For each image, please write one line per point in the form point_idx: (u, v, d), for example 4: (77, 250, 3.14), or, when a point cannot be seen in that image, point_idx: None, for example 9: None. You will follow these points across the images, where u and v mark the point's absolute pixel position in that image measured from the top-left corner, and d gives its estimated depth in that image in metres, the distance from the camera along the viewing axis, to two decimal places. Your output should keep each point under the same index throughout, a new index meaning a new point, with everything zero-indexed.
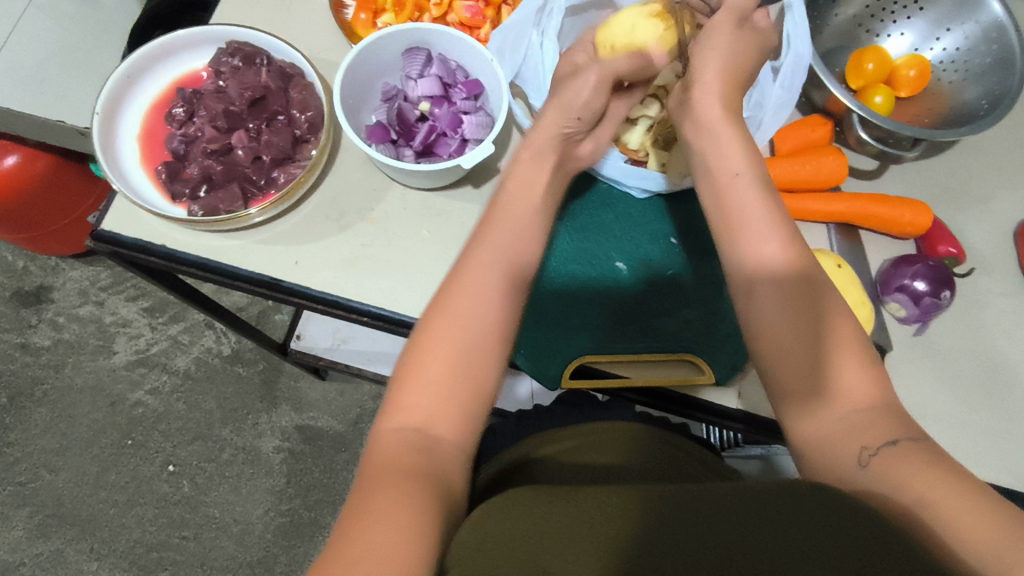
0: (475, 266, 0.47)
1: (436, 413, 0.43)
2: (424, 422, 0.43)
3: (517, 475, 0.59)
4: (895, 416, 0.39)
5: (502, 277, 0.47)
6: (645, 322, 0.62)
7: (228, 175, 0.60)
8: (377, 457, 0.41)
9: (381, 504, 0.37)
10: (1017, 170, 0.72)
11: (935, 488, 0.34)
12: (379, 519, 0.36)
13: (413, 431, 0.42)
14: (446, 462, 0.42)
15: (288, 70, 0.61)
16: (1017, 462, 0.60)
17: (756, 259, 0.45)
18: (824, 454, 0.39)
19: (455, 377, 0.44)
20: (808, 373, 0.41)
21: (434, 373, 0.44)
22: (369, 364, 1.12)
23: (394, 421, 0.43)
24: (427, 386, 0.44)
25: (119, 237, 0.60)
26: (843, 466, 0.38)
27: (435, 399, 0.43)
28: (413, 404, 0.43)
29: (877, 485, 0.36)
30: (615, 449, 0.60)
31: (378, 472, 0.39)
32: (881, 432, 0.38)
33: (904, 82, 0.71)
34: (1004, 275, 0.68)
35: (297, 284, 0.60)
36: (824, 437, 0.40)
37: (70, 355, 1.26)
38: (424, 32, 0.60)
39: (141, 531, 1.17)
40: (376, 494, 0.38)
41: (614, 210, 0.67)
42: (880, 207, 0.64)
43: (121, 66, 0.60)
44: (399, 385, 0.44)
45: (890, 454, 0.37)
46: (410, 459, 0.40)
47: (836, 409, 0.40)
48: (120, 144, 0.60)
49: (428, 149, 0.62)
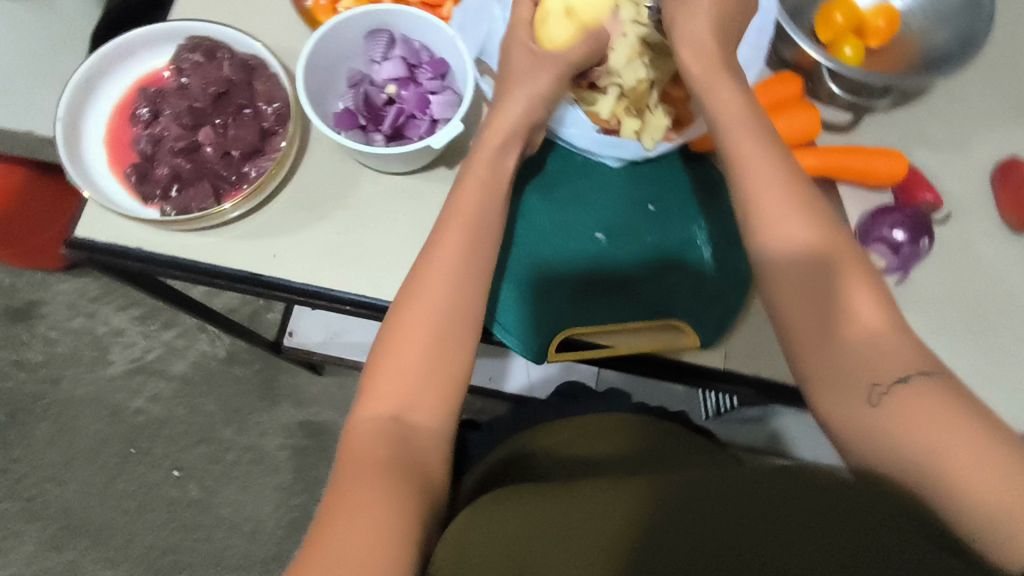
0: (446, 243, 0.48)
1: (412, 401, 0.44)
2: (399, 410, 0.44)
3: (514, 465, 0.61)
4: (912, 346, 0.42)
5: (468, 274, 0.48)
6: (629, 287, 0.62)
7: (198, 173, 0.59)
8: (349, 447, 0.42)
9: (361, 500, 0.38)
10: (992, 112, 0.71)
11: (947, 437, 0.37)
12: (362, 522, 0.37)
13: (386, 419, 0.43)
14: (421, 453, 0.43)
15: (249, 62, 0.60)
16: (1003, 402, 0.61)
17: (761, 214, 0.45)
18: (829, 393, 0.42)
19: (433, 363, 0.45)
20: (817, 327, 0.43)
21: (411, 358, 0.45)
22: (364, 355, 1.13)
23: (370, 408, 0.44)
24: (399, 375, 0.44)
25: (91, 243, 0.60)
26: (854, 407, 0.41)
27: (408, 387, 0.44)
28: (391, 392, 0.44)
29: (888, 423, 0.39)
30: (606, 447, 0.62)
31: (355, 464, 0.41)
32: (898, 365, 0.41)
33: (874, 32, 0.70)
34: (983, 217, 0.68)
35: (277, 277, 0.60)
36: (840, 358, 0.42)
37: (67, 369, 1.26)
38: (386, 14, 0.59)
39: (152, 536, 1.18)
40: (354, 489, 0.39)
41: (589, 180, 0.66)
42: (856, 158, 0.64)
43: (80, 69, 0.59)
44: (372, 374, 0.45)
45: (906, 392, 0.39)
46: (385, 451, 0.41)
47: (843, 341, 0.42)
48: (87, 151, 0.59)
49: (397, 133, 0.61)
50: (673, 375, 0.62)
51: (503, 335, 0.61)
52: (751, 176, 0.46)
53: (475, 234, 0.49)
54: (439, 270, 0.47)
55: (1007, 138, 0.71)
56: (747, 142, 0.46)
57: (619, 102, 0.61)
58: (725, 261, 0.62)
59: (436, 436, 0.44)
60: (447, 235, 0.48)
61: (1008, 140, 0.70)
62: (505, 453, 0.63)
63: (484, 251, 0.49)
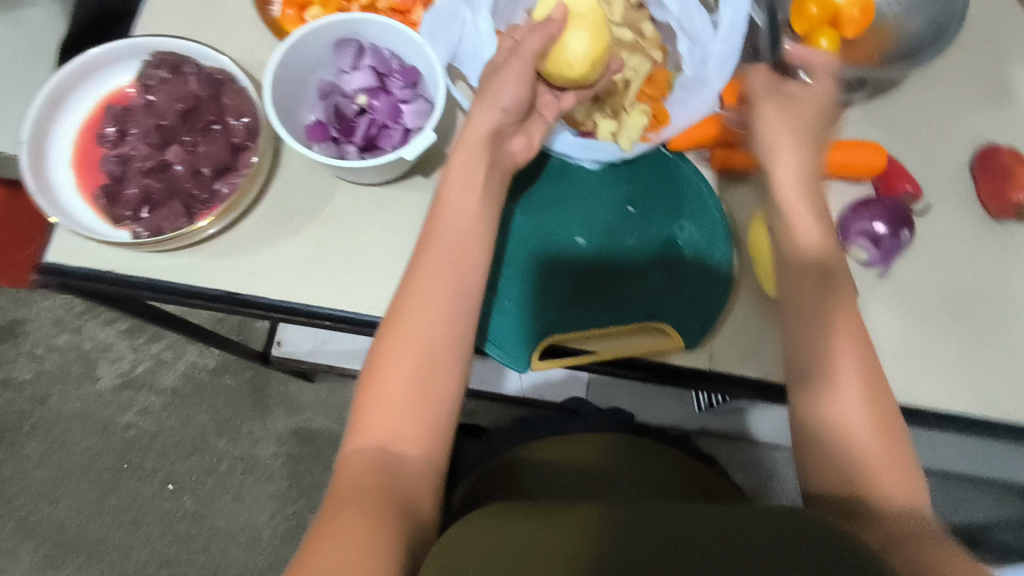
0: (433, 260, 0.47)
1: (398, 431, 0.43)
2: (386, 440, 0.43)
3: (506, 479, 0.61)
4: (905, 473, 0.44)
5: (452, 296, 0.47)
6: (611, 289, 0.62)
7: (169, 192, 0.57)
8: (339, 480, 0.41)
9: (339, 527, 0.37)
10: (969, 99, 0.71)
11: (934, 549, 0.38)
12: (342, 554, 0.36)
13: (374, 450, 0.42)
14: (408, 483, 0.42)
15: (216, 76, 0.59)
16: (987, 390, 0.61)
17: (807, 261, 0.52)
18: (825, 476, 0.45)
19: (418, 388, 0.44)
20: (832, 416, 0.46)
21: (396, 385, 0.44)
22: (352, 362, 1.11)
23: (359, 440, 0.43)
24: (388, 404, 0.43)
25: (63, 267, 0.58)
26: (847, 492, 0.44)
27: (396, 415, 0.43)
28: (378, 421, 0.43)
29: (877, 521, 0.41)
30: (590, 464, 0.62)
31: (342, 495, 0.40)
32: (892, 487, 0.43)
33: (850, 22, 0.68)
34: (965, 204, 0.68)
35: (254, 295, 0.59)
36: (847, 448, 0.45)
37: (54, 386, 1.24)
38: (353, 22, 0.58)
39: (149, 550, 1.17)
40: (335, 517, 0.38)
41: (568, 183, 0.65)
42: (833, 152, 0.64)
43: (43, 90, 0.58)
44: (360, 404, 0.44)
45: (892, 508, 0.42)
46: (373, 483, 0.41)
47: (852, 438, 0.45)
48: (53, 173, 0.58)
49: (370, 143, 0.60)
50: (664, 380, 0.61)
51: (494, 353, 0.59)
52: (799, 233, 0.54)
53: (454, 254, 0.48)
54: (424, 297, 0.46)
55: (984, 124, 0.71)
56: (802, 210, 0.54)
57: (593, 105, 0.63)
58: (705, 260, 0.62)
59: (426, 464, 0.43)
60: (431, 252, 0.48)
61: (985, 126, 0.70)
62: (499, 462, 0.64)
63: (470, 270, 0.48)
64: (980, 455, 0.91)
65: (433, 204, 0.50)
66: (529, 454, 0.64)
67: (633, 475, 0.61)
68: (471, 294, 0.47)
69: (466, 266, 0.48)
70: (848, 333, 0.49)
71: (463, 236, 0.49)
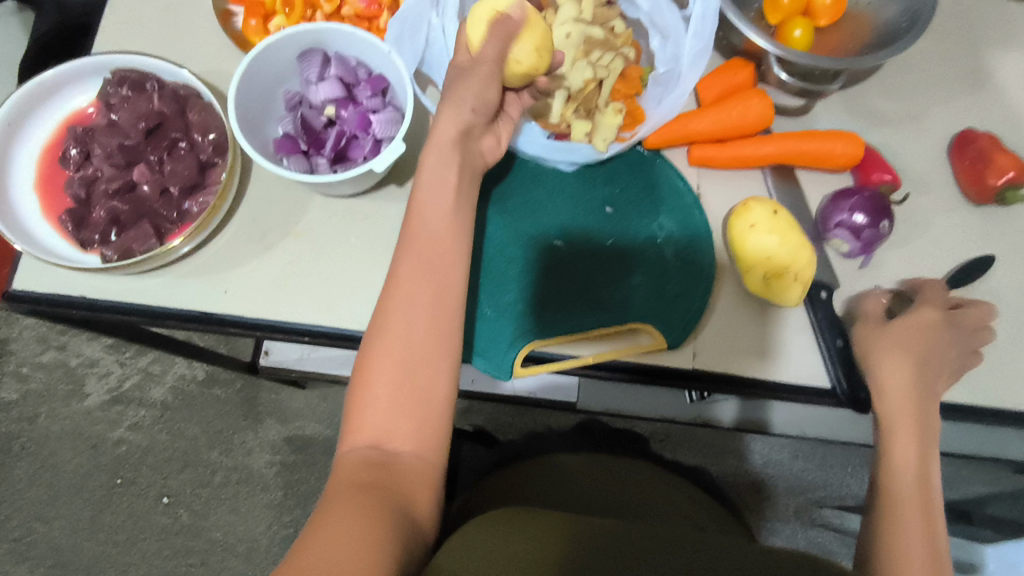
0: (419, 247, 0.46)
1: (393, 427, 0.41)
2: (381, 436, 0.41)
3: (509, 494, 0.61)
4: None
5: (438, 287, 0.45)
6: (591, 293, 0.61)
7: (137, 213, 0.56)
8: (332, 481, 0.40)
9: (337, 518, 0.36)
10: (945, 83, 0.71)
11: None
12: (341, 546, 0.34)
13: (370, 449, 0.41)
14: (407, 480, 0.40)
15: (181, 92, 0.58)
16: (974, 376, 0.61)
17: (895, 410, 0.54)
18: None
19: (410, 382, 0.42)
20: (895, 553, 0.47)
21: (387, 381, 0.42)
22: (343, 368, 1.09)
23: (354, 440, 0.41)
24: (380, 400, 0.42)
25: (33, 294, 0.57)
26: None
27: (390, 414, 0.42)
28: (371, 418, 0.42)
29: None
30: (582, 477, 0.63)
31: (337, 492, 0.38)
32: None
33: (822, 11, 0.68)
34: (945, 189, 0.67)
35: (232, 314, 0.58)
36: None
37: (41, 405, 1.23)
38: (315, 32, 0.56)
39: (147, 565, 1.17)
40: (333, 509, 0.37)
41: (544, 186, 0.65)
42: (808, 144, 0.63)
43: (1, 112, 0.56)
44: (352, 404, 0.43)
45: None
46: (368, 480, 0.39)
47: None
48: (17, 198, 0.57)
49: (341, 155, 0.59)
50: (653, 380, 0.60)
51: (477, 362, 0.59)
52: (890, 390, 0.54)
53: (437, 245, 0.46)
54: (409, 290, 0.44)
55: (962, 107, 0.70)
56: (905, 380, 0.54)
57: (567, 105, 0.60)
58: (685, 257, 0.62)
59: (422, 463, 0.41)
60: (415, 241, 0.46)
61: (963, 111, 0.70)
62: (499, 477, 0.64)
63: (455, 260, 0.47)
64: (973, 436, 0.91)
65: (415, 185, 0.48)
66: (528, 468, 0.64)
67: (620, 489, 0.62)
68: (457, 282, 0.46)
69: (451, 257, 0.46)
70: (926, 493, 0.50)
71: (446, 222, 0.47)
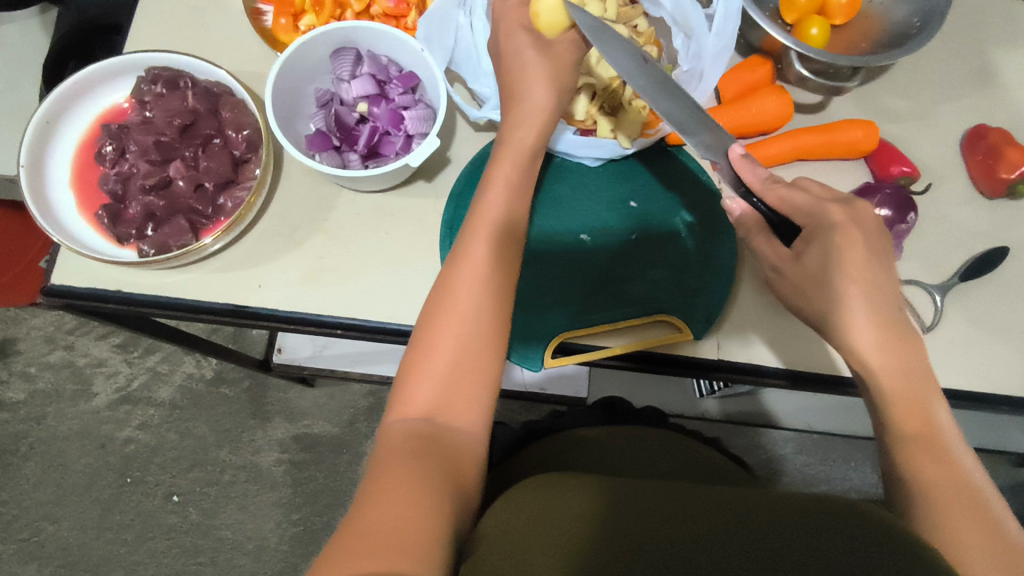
0: (478, 230, 0.48)
1: (445, 402, 0.43)
2: (432, 411, 0.42)
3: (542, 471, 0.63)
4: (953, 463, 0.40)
5: (498, 276, 0.46)
6: (617, 287, 0.62)
7: (172, 209, 0.57)
8: (381, 447, 0.41)
9: (395, 478, 0.37)
10: (954, 81, 0.73)
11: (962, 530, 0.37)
12: (404, 509, 0.35)
13: (421, 421, 0.42)
14: (457, 452, 0.42)
15: (214, 89, 0.59)
16: (985, 367, 0.63)
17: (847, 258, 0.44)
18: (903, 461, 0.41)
19: (463, 360, 0.44)
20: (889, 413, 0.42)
21: (442, 359, 0.44)
22: (354, 365, 1.10)
23: (402, 412, 0.42)
24: (432, 377, 0.43)
25: (69, 289, 0.58)
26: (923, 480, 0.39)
27: (443, 388, 0.43)
28: (422, 393, 0.43)
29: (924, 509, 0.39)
30: (607, 448, 0.65)
31: (387, 456, 0.40)
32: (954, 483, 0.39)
33: (837, 10, 0.70)
34: (957, 184, 0.69)
35: (262, 308, 0.59)
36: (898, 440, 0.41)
37: (50, 404, 1.23)
38: (348, 30, 0.57)
39: (155, 563, 1.17)
40: (388, 470, 0.38)
41: (569, 182, 0.66)
42: (827, 139, 0.65)
43: (38, 111, 0.57)
44: (404, 378, 0.44)
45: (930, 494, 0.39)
46: (420, 448, 0.40)
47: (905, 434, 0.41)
48: (53, 195, 0.57)
49: (373, 151, 0.60)
50: (681, 369, 0.61)
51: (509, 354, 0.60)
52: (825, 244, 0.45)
53: (498, 235, 0.48)
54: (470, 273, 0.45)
55: (970, 105, 0.72)
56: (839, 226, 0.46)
57: (592, 102, 0.62)
58: (708, 250, 0.63)
59: (472, 439, 0.43)
60: (474, 226, 0.48)
61: (972, 109, 0.72)
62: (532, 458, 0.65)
63: (508, 250, 0.48)
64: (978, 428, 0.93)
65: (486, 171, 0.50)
66: (560, 451, 0.65)
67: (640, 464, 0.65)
68: (509, 261, 0.48)
69: (506, 247, 0.48)
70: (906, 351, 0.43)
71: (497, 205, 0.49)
